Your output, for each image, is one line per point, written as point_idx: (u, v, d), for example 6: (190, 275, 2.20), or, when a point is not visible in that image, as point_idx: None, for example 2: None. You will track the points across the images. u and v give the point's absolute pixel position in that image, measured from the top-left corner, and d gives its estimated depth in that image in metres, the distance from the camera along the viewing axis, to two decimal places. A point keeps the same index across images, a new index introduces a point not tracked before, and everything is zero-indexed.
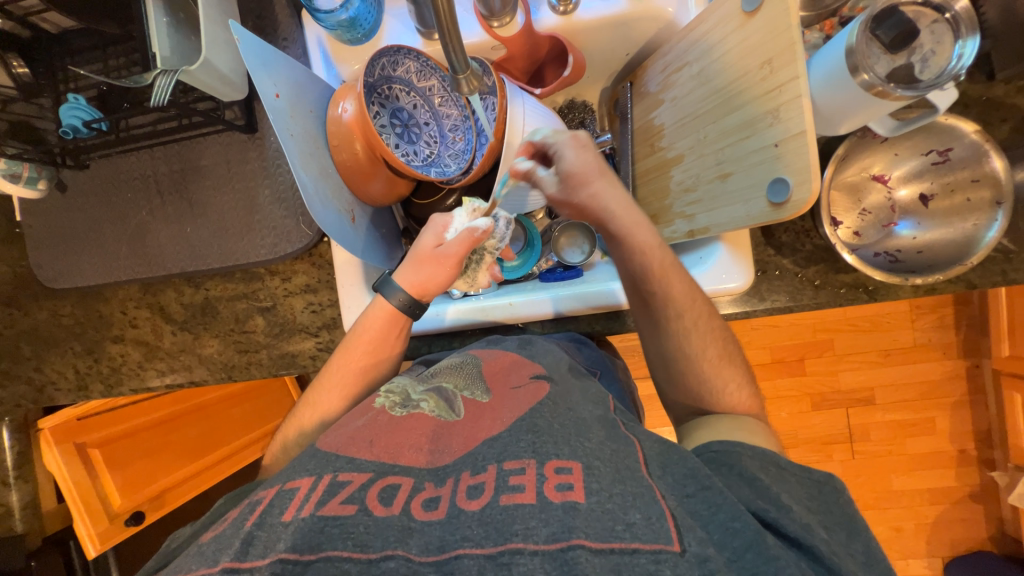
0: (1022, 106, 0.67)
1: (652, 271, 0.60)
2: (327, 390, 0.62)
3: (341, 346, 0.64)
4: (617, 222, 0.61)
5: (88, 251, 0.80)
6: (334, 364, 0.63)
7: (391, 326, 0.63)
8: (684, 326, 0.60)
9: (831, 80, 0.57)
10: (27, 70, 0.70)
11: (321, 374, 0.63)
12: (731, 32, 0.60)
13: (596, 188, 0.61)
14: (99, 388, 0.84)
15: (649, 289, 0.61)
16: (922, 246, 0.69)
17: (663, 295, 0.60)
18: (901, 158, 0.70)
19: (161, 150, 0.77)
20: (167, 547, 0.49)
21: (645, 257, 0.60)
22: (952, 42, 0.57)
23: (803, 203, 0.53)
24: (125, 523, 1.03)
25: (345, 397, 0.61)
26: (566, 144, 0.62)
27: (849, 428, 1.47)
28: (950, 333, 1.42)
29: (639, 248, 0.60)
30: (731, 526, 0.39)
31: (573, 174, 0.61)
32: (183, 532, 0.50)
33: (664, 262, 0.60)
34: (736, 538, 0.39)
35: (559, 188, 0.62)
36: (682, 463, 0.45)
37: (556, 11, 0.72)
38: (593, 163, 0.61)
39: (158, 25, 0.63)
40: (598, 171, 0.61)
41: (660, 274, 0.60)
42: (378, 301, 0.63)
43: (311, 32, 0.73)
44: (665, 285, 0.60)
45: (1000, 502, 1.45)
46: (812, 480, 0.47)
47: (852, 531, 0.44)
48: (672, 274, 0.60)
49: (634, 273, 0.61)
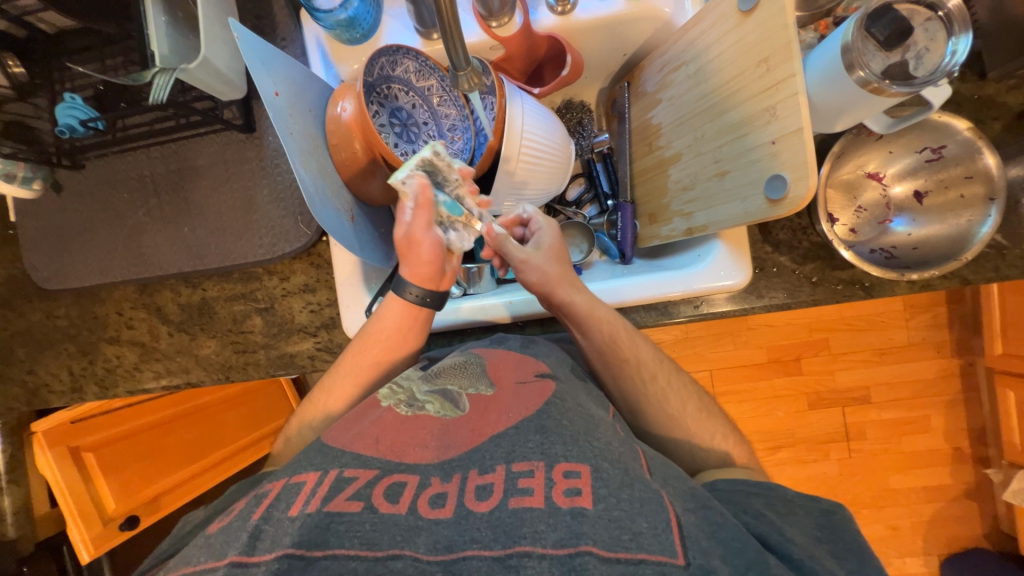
0: (1012, 105, 0.68)
1: (623, 340, 0.62)
2: (342, 376, 0.62)
3: (360, 333, 0.64)
4: (585, 298, 0.63)
5: (83, 253, 0.79)
6: (351, 353, 0.63)
7: (409, 318, 0.64)
8: (668, 375, 0.62)
9: (829, 77, 0.58)
10: (23, 70, 0.71)
11: (337, 361, 0.64)
12: (728, 32, 0.60)
13: (567, 267, 0.66)
14: (94, 390, 0.83)
15: (621, 358, 0.61)
16: (917, 242, 0.69)
17: (636, 360, 0.62)
18: (895, 156, 0.71)
19: (158, 150, 0.76)
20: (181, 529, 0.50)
21: (612, 326, 0.62)
22: (946, 40, 0.58)
23: (801, 200, 0.54)
24: (119, 528, 1.02)
25: (356, 384, 0.62)
26: (545, 226, 0.69)
27: (846, 427, 1.48)
28: (944, 331, 1.43)
29: (608, 318, 0.62)
30: (732, 544, 0.40)
31: (553, 249, 0.66)
32: (197, 515, 0.51)
33: (629, 330, 0.63)
34: (739, 555, 0.39)
35: (541, 257, 0.64)
36: (682, 481, 0.45)
37: (554, 12, 0.73)
38: (563, 243, 0.69)
39: (156, 26, 0.62)
40: (564, 254, 0.67)
41: (630, 342, 0.62)
42: (390, 297, 0.64)
43: (310, 31, 0.73)
44: (637, 354, 0.62)
45: (995, 500, 1.46)
46: (819, 506, 0.47)
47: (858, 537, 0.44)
48: (638, 344, 0.63)
49: (602, 345, 0.62)
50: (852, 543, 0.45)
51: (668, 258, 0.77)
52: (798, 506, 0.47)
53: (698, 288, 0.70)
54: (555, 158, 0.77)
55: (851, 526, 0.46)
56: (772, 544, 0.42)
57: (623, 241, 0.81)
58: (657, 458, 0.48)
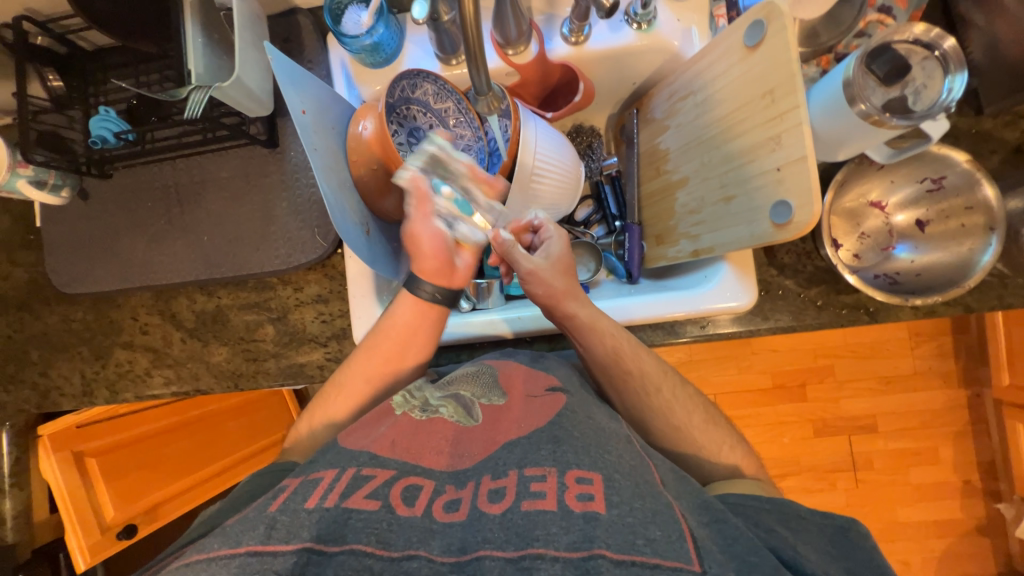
0: (1009, 139, 0.70)
1: (625, 351, 0.62)
2: (353, 376, 0.64)
3: (372, 331, 0.65)
4: (588, 314, 0.63)
5: (104, 259, 0.81)
6: (363, 350, 0.64)
7: (422, 317, 0.65)
8: (672, 388, 0.62)
9: (830, 110, 0.61)
10: (61, 83, 0.75)
11: (349, 360, 0.65)
12: (734, 65, 0.63)
13: (572, 281, 0.66)
14: (104, 394, 0.84)
15: (623, 369, 0.62)
16: (920, 269, 0.71)
17: (639, 372, 0.62)
18: (896, 185, 0.73)
19: (184, 162, 0.79)
20: (193, 520, 0.50)
21: (616, 341, 0.63)
22: (943, 77, 0.60)
23: (805, 225, 0.56)
24: (117, 537, 1.03)
25: (369, 387, 0.63)
26: (555, 236, 0.70)
27: (852, 456, 1.45)
28: (950, 360, 1.43)
29: (609, 329, 0.63)
30: (748, 559, 0.39)
31: (559, 259, 0.67)
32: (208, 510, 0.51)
33: (633, 345, 0.63)
34: (754, 569, 0.38)
35: (546, 266, 0.65)
36: (697, 493, 0.46)
37: (568, 42, 0.76)
38: (570, 256, 0.69)
39: (194, 47, 0.67)
40: (570, 267, 0.68)
41: (633, 353, 0.62)
42: (405, 297, 0.65)
43: (336, 55, 0.77)
44: (638, 363, 0.62)
45: (1008, 537, 1.43)
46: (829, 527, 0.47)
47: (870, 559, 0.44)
48: (640, 354, 0.63)
49: (603, 356, 0.62)
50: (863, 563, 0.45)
51: (674, 278, 0.79)
52: (809, 524, 0.47)
53: (705, 309, 0.71)
54: (565, 177, 0.80)
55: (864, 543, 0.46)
56: (789, 561, 0.42)
57: (630, 261, 0.83)
58: (670, 471, 0.48)
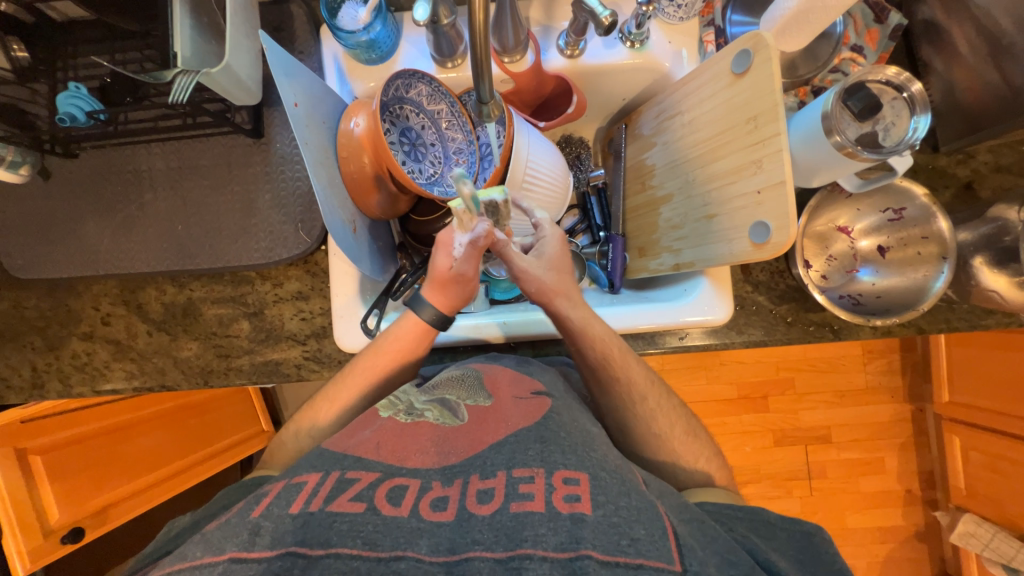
0: (959, 176, 0.77)
1: (613, 357, 0.63)
2: (347, 386, 0.63)
3: (370, 345, 0.64)
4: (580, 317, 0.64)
5: (65, 243, 0.76)
6: (360, 363, 0.63)
7: (420, 338, 0.64)
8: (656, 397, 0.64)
9: (809, 138, 0.64)
10: (26, 55, 0.70)
11: (346, 370, 0.64)
12: (721, 89, 0.67)
13: (566, 282, 0.67)
14: (57, 388, 0.79)
15: (610, 375, 0.63)
16: (880, 291, 0.76)
17: (626, 379, 0.63)
18: (862, 213, 0.78)
19: (160, 146, 0.76)
20: (163, 535, 0.48)
21: (605, 345, 0.63)
22: (909, 117, 0.65)
23: (781, 246, 0.59)
24: (61, 541, 0.95)
25: (355, 391, 0.62)
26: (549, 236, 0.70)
27: (808, 465, 1.53)
28: (898, 377, 1.53)
29: (600, 334, 0.64)
30: (727, 557, 0.41)
31: (553, 260, 0.68)
32: (179, 522, 0.49)
33: (621, 350, 0.64)
34: (735, 567, 0.41)
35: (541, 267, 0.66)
36: (676, 496, 0.47)
37: (564, 54, 0.78)
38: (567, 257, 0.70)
39: (183, 29, 0.65)
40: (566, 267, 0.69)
41: (620, 359, 0.63)
42: (408, 314, 0.64)
43: (329, 48, 0.76)
44: (627, 370, 0.63)
45: (942, 542, 1.54)
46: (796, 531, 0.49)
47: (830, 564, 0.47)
48: (628, 360, 0.64)
49: (593, 361, 0.63)
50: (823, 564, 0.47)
51: (653, 290, 0.82)
52: (778, 529, 0.49)
53: (685, 321, 0.74)
54: (554, 189, 0.81)
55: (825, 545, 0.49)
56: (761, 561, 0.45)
57: (612, 271, 0.85)
58: (652, 477, 0.50)
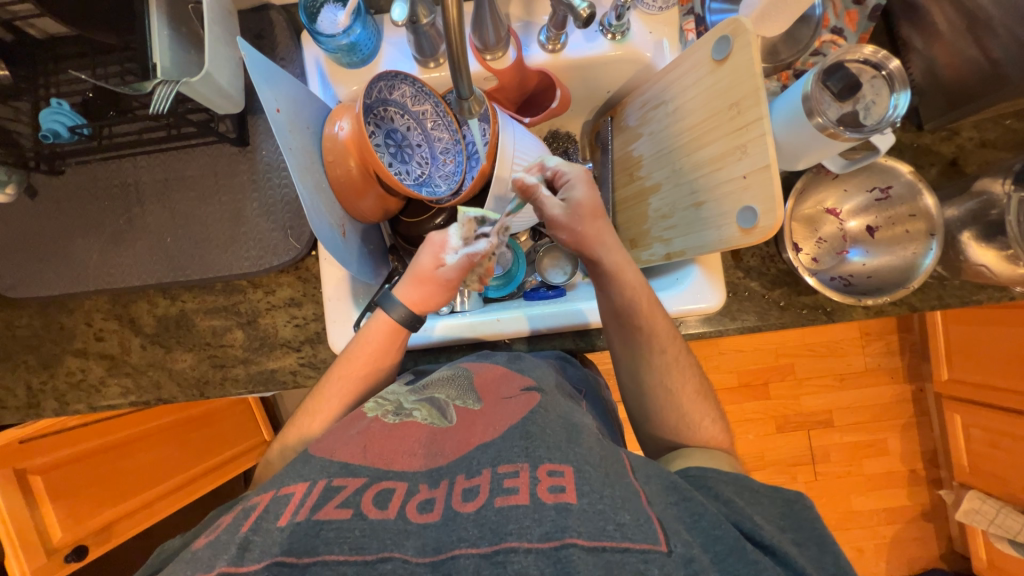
0: (945, 153, 0.77)
1: (639, 306, 0.63)
2: (325, 400, 0.62)
3: (343, 355, 0.64)
4: (610, 264, 0.64)
5: (54, 261, 0.76)
6: (333, 376, 0.63)
7: (391, 338, 0.65)
8: (654, 391, 0.64)
9: (791, 120, 0.65)
10: (8, 73, 0.70)
11: (319, 386, 0.64)
12: (703, 77, 0.67)
13: (596, 229, 0.64)
14: (52, 406, 0.79)
15: (633, 324, 0.64)
16: (871, 271, 0.76)
17: (649, 329, 0.64)
18: (849, 194, 0.79)
19: (145, 159, 0.75)
20: (155, 558, 0.46)
21: (633, 293, 0.63)
22: (889, 94, 0.65)
23: (769, 229, 0.59)
24: (65, 560, 0.94)
25: (346, 399, 0.62)
26: (578, 177, 0.64)
27: (812, 450, 1.54)
28: (897, 357, 1.53)
29: (631, 282, 0.63)
30: (712, 533, 0.42)
31: (583, 205, 0.63)
32: (173, 543, 0.47)
33: (648, 298, 0.64)
34: (718, 542, 0.41)
35: (569, 215, 0.63)
36: (664, 475, 0.47)
37: (545, 49, 0.78)
38: (599, 200, 0.65)
39: (161, 42, 0.65)
40: (597, 211, 0.64)
41: (646, 307, 0.63)
42: (378, 316, 0.65)
43: (310, 53, 0.76)
44: (650, 320, 0.63)
45: (949, 520, 1.54)
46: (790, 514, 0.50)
47: (819, 544, 0.46)
48: (654, 308, 0.64)
49: (621, 308, 0.64)
50: (815, 535, 0.47)
51: (647, 280, 0.82)
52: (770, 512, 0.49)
53: (676, 309, 0.74)
54: None
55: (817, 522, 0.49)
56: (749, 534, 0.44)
57: None
58: (639, 457, 0.49)
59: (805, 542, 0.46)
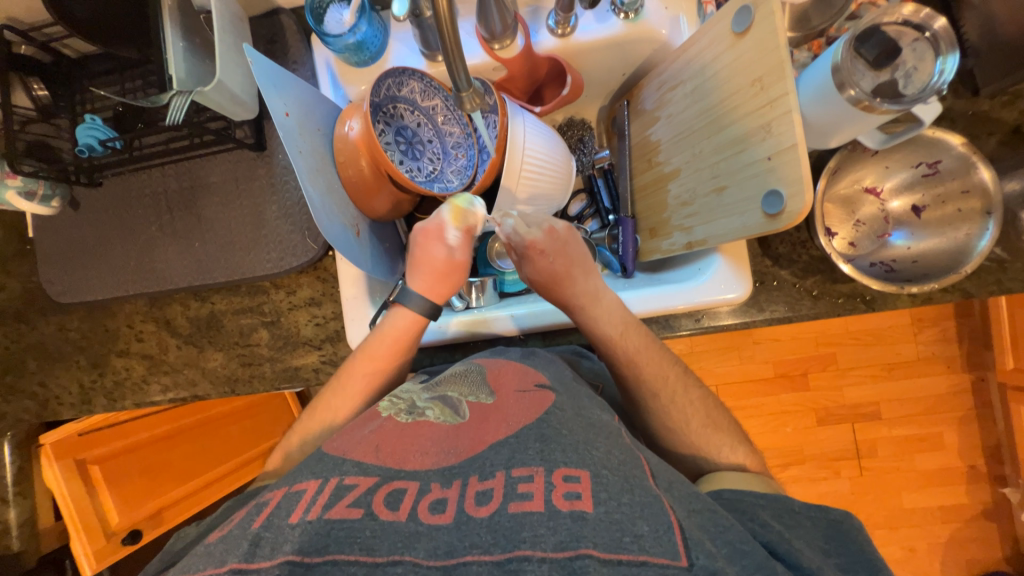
0: (1007, 120, 0.69)
1: (619, 358, 0.63)
2: (345, 391, 0.64)
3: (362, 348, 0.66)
4: (586, 315, 0.65)
5: (97, 267, 0.81)
6: (355, 369, 0.65)
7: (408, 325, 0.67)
8: (672, 389, 0.61)
9: (820, 96, 0.59)
10: (47, 93, 0.74)
11: (339, 379, 0.66)
12: (722, 52, 0.62)
13: (557, 293, 0.68)
14: (103, 402, 0.85)
15: (619, 372, 0.63)
16: (917, 255, 0.70)
17: (634, 377, 0.62)
18: (891, 170, 0.72)
19: (173, 168, 0.79)
20: (173, 548, 0.50)
21: (611, 347, 0.63)
22: (934, 58, 0.59)
23: (797, 214, 0.54)
24: (122, 542, 1.04)
25: (366, 391, 0.64)
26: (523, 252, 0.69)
27: (856, 444, 1.45)
28: (954, 345, 1.41)
29: (604, 340, 0.64)
30: (738, 547, 0.40)
31: (536, 280, 0.69)
32: (190, 533, 0.52)
33: (630, 348, 0.62)
34: (747, 557, 0.39)
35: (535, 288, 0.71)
36: (685, 484, 0.46)
37: (554, 34, 0.75)
38: (548, 269, 0.67)
39: (175, 51, 0.66)
40: (558, 274, 0.67)
41: (626, 358, 0.62)
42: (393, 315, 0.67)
43: (320, 54, 0.76)
44: (633, 368, 0.62)
45: (1013, 520, 1.42)
46: (822, 517, 0.47)
47: (869, 569, 0.44)
48: (636, 358, 0.62)
49: (609, 359, 0.64)
50: (861, 559, 0.45)
51: (668, 272, 0.78)
52: (796, 515, 0.47)
53: (699, 302, 0.70)
54: (556, 174, 0.78)
55: (847, 529, 0.47)
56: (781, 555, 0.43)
57: (624, 255, 0.82)
58: (659, 464, 0.48)
59: (828, 556, 0.44)
